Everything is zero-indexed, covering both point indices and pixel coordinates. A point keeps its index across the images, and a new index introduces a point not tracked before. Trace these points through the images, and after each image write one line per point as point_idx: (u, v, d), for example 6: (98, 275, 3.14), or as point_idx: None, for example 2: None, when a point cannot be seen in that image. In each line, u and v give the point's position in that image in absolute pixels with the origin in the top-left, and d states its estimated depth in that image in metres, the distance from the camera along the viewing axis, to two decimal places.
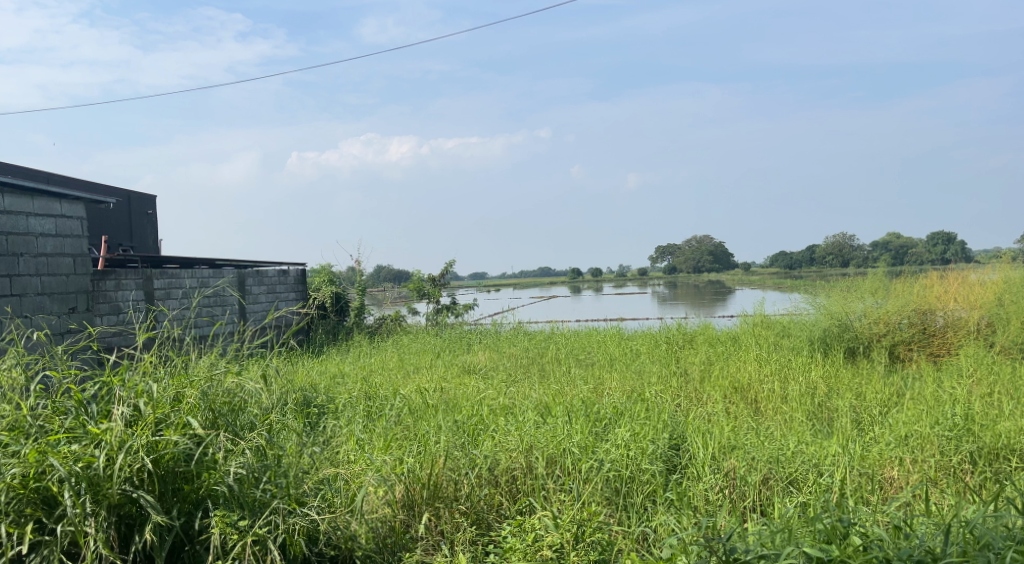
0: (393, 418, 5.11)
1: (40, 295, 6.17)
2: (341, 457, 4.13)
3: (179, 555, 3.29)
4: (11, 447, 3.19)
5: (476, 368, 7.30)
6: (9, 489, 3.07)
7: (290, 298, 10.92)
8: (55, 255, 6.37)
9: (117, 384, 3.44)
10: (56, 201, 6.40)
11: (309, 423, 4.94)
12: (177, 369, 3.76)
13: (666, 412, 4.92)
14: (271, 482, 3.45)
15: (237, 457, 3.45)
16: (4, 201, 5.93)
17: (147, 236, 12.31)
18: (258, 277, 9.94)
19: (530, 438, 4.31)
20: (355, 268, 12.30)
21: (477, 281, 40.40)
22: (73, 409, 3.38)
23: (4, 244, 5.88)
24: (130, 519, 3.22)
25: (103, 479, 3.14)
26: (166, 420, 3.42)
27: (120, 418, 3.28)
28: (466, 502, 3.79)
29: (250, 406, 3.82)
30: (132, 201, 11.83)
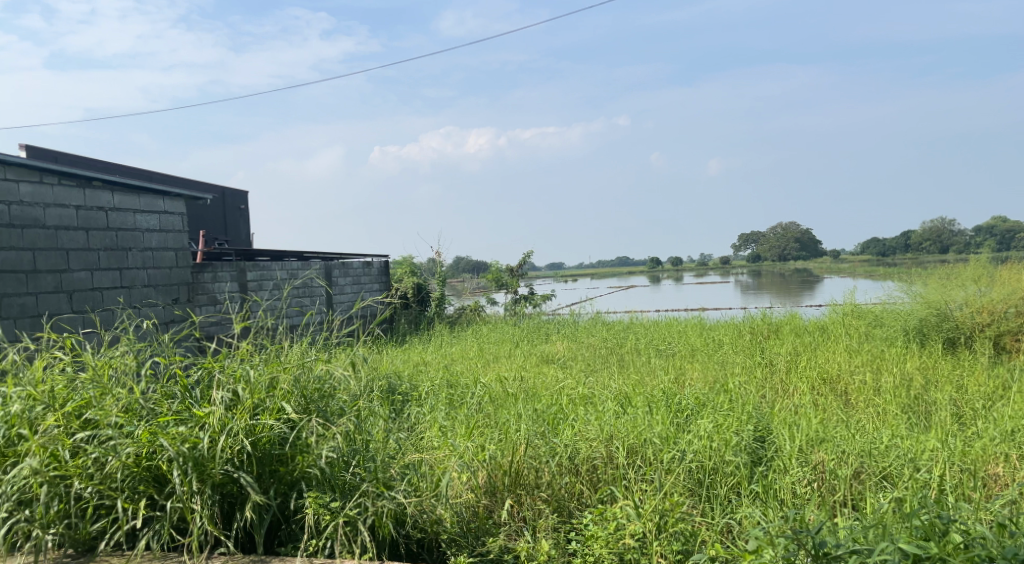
0: (475, 405, 5.21)
1: (146, 286, 6.87)
2: (426, 443, 4.26)
3: (277, 533, 3.48)
4: (124, 428, 3.40)
5: (555, 357, 7.36)
6: (124, 467, 3.30)
7: (374, 289, 11.21)
8: (159, 249, 7.05)
9: (218, 370, 3.66)
10: (159, 198, 7.06)
11: (395, 409, 5.11)
12: (271, 356, 3.95)
13: (751, 403, 4.84)
14: (360, 466, 3.59)
15: (329, 440, 3.57)
16: (114, 200, 6.60)
17: (240, 229, 12.85)
18: (344, 268, 10.24)
19: (611, 428, 4.32)
20: (435, 259, 12.52)
21: (559, 273, 39.95)
22: (178, 394, 3.61)
23: (115, 240, 6.57)
24: (232, 497, 3.40)
25: (208, 459, 3.32)
26: (263, 405, 3.60)
27: (221, 402, 3.48)
28: (548, 489, 3.82)
29: (340, 393, 3.96)
30: (226, 196, 12.36)
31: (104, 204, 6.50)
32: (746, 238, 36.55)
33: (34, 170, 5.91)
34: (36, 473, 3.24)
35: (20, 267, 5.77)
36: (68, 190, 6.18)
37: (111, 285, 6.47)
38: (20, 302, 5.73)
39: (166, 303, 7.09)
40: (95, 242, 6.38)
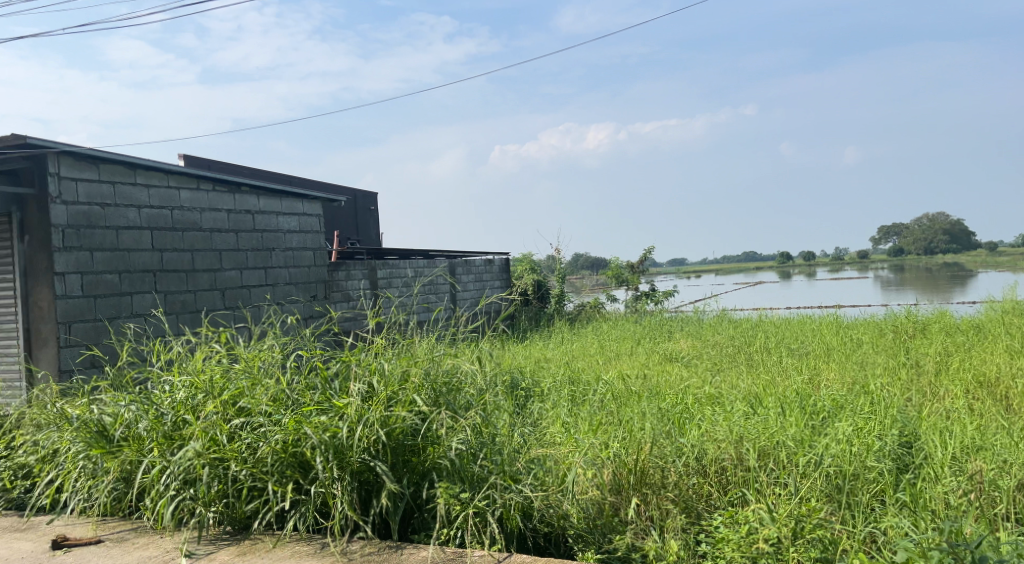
0: (597, 403, 5.19)
1: (288, 284, 7.34)
2: (549, 438, 4.27)
3: (410, 521, 3.58)
4: (274, 417, 3.64)
5: (680, 355, 7.22)
6: (273, 452, 3.49)
7: (496, 286, 11.37)
8: (299, 249, 7.52)
9: (354, 363, 3.84)
10: (299, 200, 7.54)
11: (518, 404, 5.16)
12: (403, 350, 4.09)
13: (895, 406, 4.55)
14: (487, 459, 3.67)
15: (458, 433, 3.66)
16: (260, 203, 7.09)
17: (369, 229, 13.36)
18: (467, 266, 10.45)
19: (740, 430, 4.19)
20: (556, 255, 12.62)
21: (683, 269, 39.04)
22: (319, 385, 3.82)
23: (261, 241, 7.07)
24: (369, 485, 3.53)
25: (346, 447, 3.46)
26: (396, 397, 3.72)
27: (358, 394, 3.64)
28: (675, 490, 3.70)
29: (467, 387, 4.05)
30: (357, 198, 12.89)
31: (251, 207, 6.98)
32: (887, 231, 34.51)
33: (192, 178, 6.42)
34: (199, 455, 3.52)
35: (182, 266, 6.27)
36: (220, 195, 6.67)
37: (257, 283, 6.98)
38: (181, 298, 6.24)
39: (305, 298, 7.54)
40: (243, 243, 6.88)
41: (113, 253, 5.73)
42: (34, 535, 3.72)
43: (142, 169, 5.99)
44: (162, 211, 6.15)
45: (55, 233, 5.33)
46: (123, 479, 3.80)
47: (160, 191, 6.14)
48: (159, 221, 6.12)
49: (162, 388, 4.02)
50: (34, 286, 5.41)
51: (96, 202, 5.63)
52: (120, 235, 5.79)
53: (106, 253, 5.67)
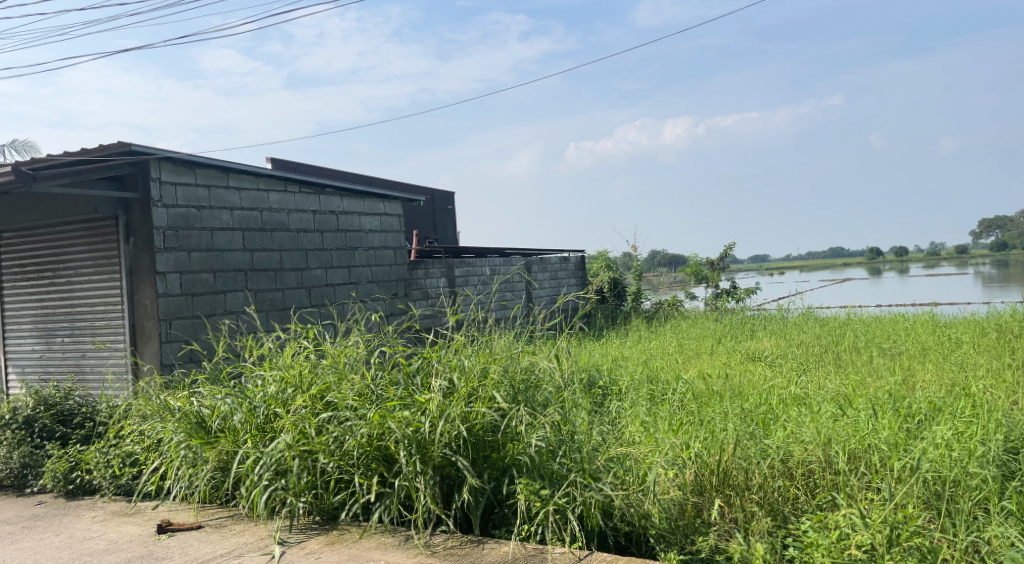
0: (677, 402, 5.09)
1: (370, 282, 7.50)
2: (629, 437, 4.22)
3: (491, 517, 3.60)
4: (359, 411, 3.72)
5: (763, 354, 7.02)
6: (359, 446, 3.57)
7: (571, 284, 11.33)
8: (381, 248, 7.67)
9: (435, 359, 3.88)
10: (380, 200, 7.69)
11: (596, 403, 5.12)
12: (483, 347, 4.11)
13: (999, 410, 4.30)
14: (567, 457, 3.62)
15: (538, 430, 3.65)
16: (344, 203, 7.26)
17: (447, 228, 13.51)
18: (542, 264, 10.46)
19: (829, 432, 4.03)
20: (632, 252, 12.49)
21: (766, 266, 37.97)
22: (402, 380, 3.89)
23: (344, 240, 7.24)
24: (451, 479, 3.57)
25: (429, 442, 3.51)
26: (476, 393, 3.75)
27: (439, 390, 3.69)
28: (760, 492, 3.59)
29: (546, 384, 4.04)
30: (435, 198, 13.06)
31: (335, 208, 7.16)
32: (989, 224, 32.70)
33: (280, 181, 6.62)
34: (289, 447, 3.62)
35: (271, 265, 6.47)
36: (305, 196, 6.86)
37: (341, 282, 7.15)
38: (270, 296, 6.44)
39: (387, 296, 7.68)
40: (328, 242, 7.05)
41: (208, 253, 5.96)
42: (140, 520, 3.92)
43: (234, 173, 6.22)
44: (253, 212, 6.36)
45: (156, 234, 5.59)
46: (220, 468, 3.96)
47: (251, 193, 6.36)
48: (250, 223, 6.33)
49: (255, 382, 4.17)
50: (137, 284, 5.69)
51: (192, 205, 5.87)
52: (214, 236, 6.02)
53: (202, 254, 5.90)
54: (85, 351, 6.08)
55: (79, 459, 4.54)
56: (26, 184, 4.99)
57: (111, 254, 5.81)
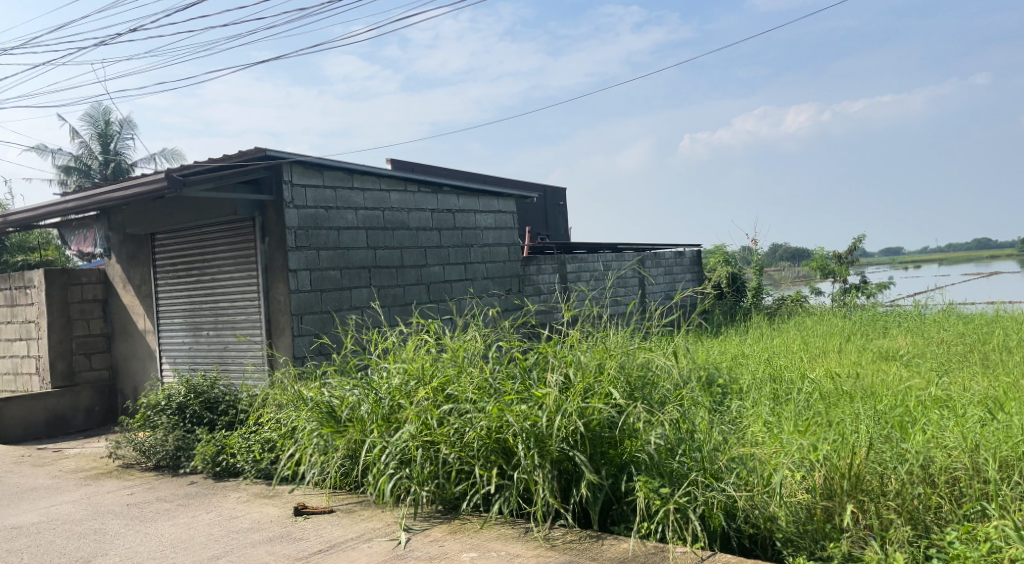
0: (803, 402, 4.92)
1: (486, 278, 7.63)
2: (753, 437, 4.11)
3: (609, 512, 3.60)
4: (478, 403, 3.81)
5: (898, 353, 6.65)
6: (479, 437, 3.66)
7: (688, 280, 11.11)
8: (495, 245, 7.79)
9: (551, 354, 3.93)
10: (494, 198, 7.82)
11: (716, 401, 5.02)
12: (599, 342, 4.12)
13: None
14: (686, 455, 3.57)
15: (656, 427, 3.61)
16: (460, 202, 7.43)
17: (560, 225, 13.56)
18: (657, 259, 10.34)
19: (976, 437, 3.78)
20: (751, 246, 12.13)
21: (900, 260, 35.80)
22: (518, 374, 3.96)
23: (461, 237, 7.40)
24: (568, 474, 3.59)
25: (546, 435, 3.55)
26: (592, 389, 3.76)
27: (556, 384, 3.74)
28: (897, 498, 3.40)
29: (664, 381, 4.00)
30: (547, 194, 13.14)
31: (452, 206, 7.34)
32: None
33: (401, 181, 6.85)
34: (413, 437, 3.79)
35: (393, 262, 6.70)
36: (424, 195, 7.07)
37: (458, 278, 7.32)
38: (392, 292, 6.67)
39: (502, 292, 7.80)
40: (445, 240, 7.24)
41: (336, 251, 6.24)
42: (279, 502, 4.18)
43: (358, 174, 6.49)
44: (376, 212, 6.61)
45: (288, 234, 5.91)
46: (349, 456, 4.17)
47: (374, 194, 6.62)
48: (373, 222, 6.59)
49: (380, 374, 4.35)
50: (272, 281, 6.04)
51: (321, 205, 6.17)
52: (341, 235, 6.30)
53: (329, 252, 6.19)
54: (228, 343, 6.51)
55: (225, 443, 4.89)
56: (176, 190, 5.39)
57: (249, 253, 6.19)
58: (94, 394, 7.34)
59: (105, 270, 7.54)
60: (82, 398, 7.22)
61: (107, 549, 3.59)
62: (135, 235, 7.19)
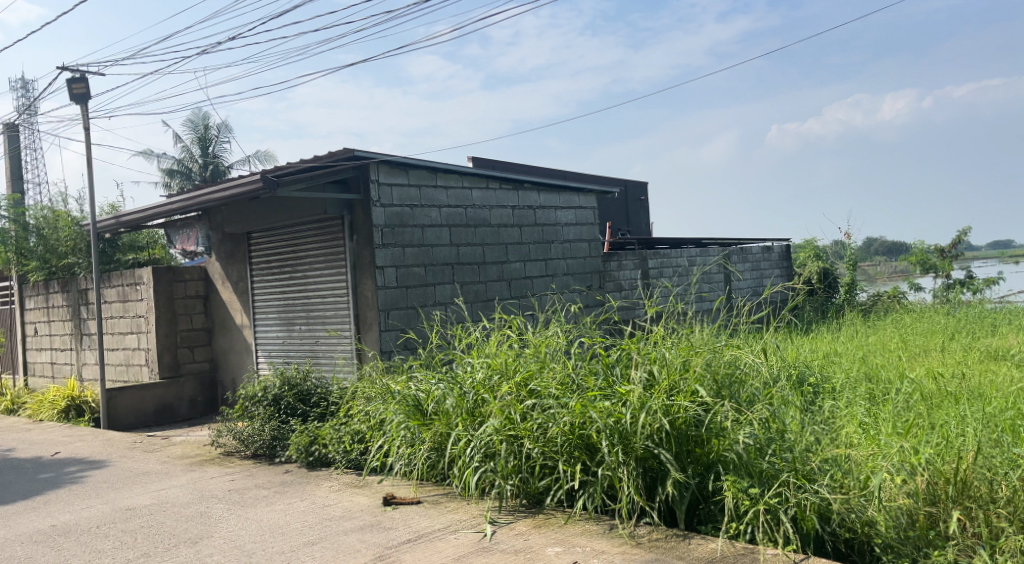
0: (902, 403, 4.73)
1: (567, 274, 7.64)
2: (849, 439, 3.98)
3: (696, 512, 3.56)
4: (561, 399, 3.82)
5: (1007, 353, 6.31)
6: (562, 433, 3.68)
7: (777, 275, 10.82)
8: (576, 241, 7.79)
9: (635, 351, 3.91)
10: (575, 194, 7.81)
11: (808, 400, 4.88)
12: (684, 339, 4.07)
13: None
14: (777, 455, 3.49)
15: (745, 426, 3.55)
16: (541, 198, 7.46)
17: (642, 220, 13.42)
18: (743, 255, 10.13)
19: None
20: (845, 240, 11.71)
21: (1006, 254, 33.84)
22: (601, 371, 3.95)
23: (542, 234, 7.43)
24: (653, 472, 3.56)
25: (631, 433, 3.54)
26: (677, 386, 3.72)
27: (640, 381, 3.72)
28: (1008, 507, 3.24)
29: (752, 379, 3.92)
30: (629, 189, 13.03)
31: (533, 203, 7.37)
32: None
33: (483, 178, 6.92)
34: (497, 431, 3.84)
35: (475, 259, 6.79)
36: (505, 192, 7.12)
37: (539, 274, 7.35)
38: (475, 288, 6.76)
39: (583, 288, 7.79)
40: (527, 236, 7.28)
41: (420, 248, 6.36)
42: (369, 492, 4.30)
43: (442, 172, 6.59)
44: (458, 209, 6.71)
45: (375, 232, 6.06)
46: (435, 448, 4.26)
47: (457, 191, 6.71)
48: (456, 219, 6.69)
49: (464, 368, 4.42)
50: (359, 277, 6.21)
51: (406, 204, 6.31)
52: (425, 232, 6.42)
53: (414, 249, 6.32)
54: (319, 338, 6.73)
55: (317, 434, 5.06)
56: (271, 190, 5.61)
57: (338, 250, 6.37)
58: (198, 384, 7.72)
59: (205, 267, 7.90)
60: (186, 388, 7.61)
61: (211, 532, 3.78)
62: (233, 234, 7.52)
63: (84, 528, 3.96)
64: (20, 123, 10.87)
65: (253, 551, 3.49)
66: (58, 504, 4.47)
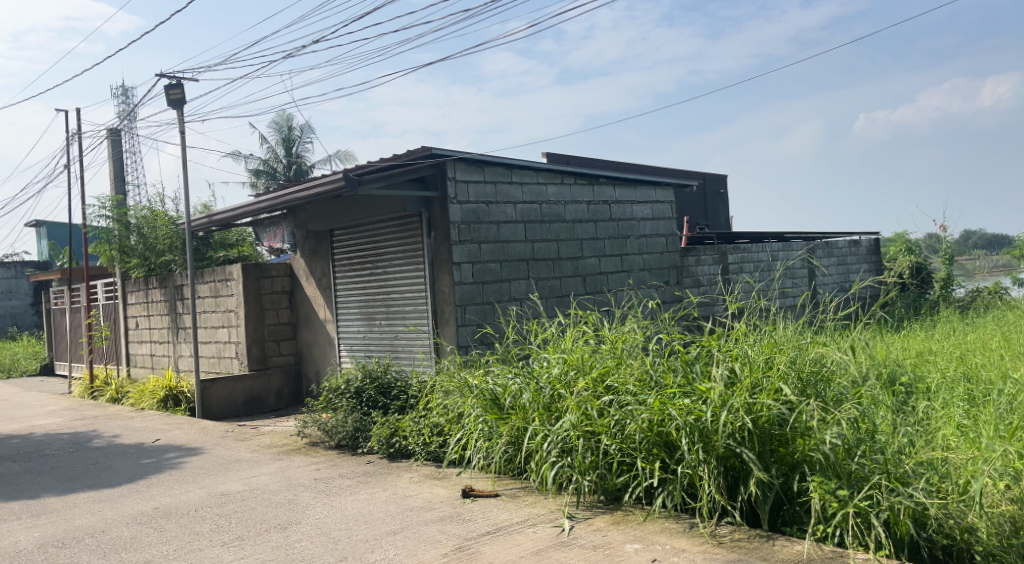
0: (1004, 405, 4.50)
1: (643, 270, 7.56)
2: (945, 442, 3.81)
3: (780, 513, 3.48)
4: (639, 396, 3.79)
5: None
6: (640, 430, 3.65)
7: (865, 270, 10.45)
8: (652, 236, 7.69)
9: (715, 348, 3.84)
10: (651, 188, 7.72)
11: (900, 399, 4.70)
12: (766, 336, 3.98)
13: None
14: (867, 457, 3.36)
15: (833, 425, 3.41)
16: (617, 193, 7.41)
17: (721, 214, 13.15)
18: (828, 249, 9.81)
19: None
20: (940, 234, 11.19)
21: None
22: (680, 368, 3.88)
23: (618, 229, 7.37)
24: (735, 471, 3.50)
25: (711, 431, 3.47)
26: (761, 384, 3.64)
27: (721, 379, 3.66)
28: None
29: (841, 378, 3.77)
30: (707, 182, 12.80)
31: (609, 198, 7.33)
32: None
33: (558, 174, 6.92)
34: (575, 427, 3.83)
35: (550, 255, 6.79)
36: (581, 188, 7.10)
37: (614, 270, 7.30)
38: (550, 284, 6.76)
39: (660, 283, 7.69)
40: (602, 231, 7.23)
41: (496, 245, 6.40)
42: (449, 484, 4.36)
43: (517, 169, 6.61)
44: (534, 205, 6.72)
45: (452, 229, 6.13)
46: (513, 442, 4.29)
47: (532, 187, 6.73)
48: (531, 215, 6.70)
49: (540, 363, 4.43)
50: (437, 274, 6.29)
51: (482, 200, 6.36)
52: (500, 229, 6.46)
53: (489, 245, 6.36)
54: (398, 332, 6.86)
55: (398, 426, 5.16)
56: (352, 189, 5.74)
57: (417, 247, 6.48)
58: (284, 376, 7.97)
59: (291, 264, 8.16)
60: (273, 380, 7.87)
61: (300, 518, 3.91)
62: (317, 231, 7.73)
63: (183, 510, 4.16)
64: (120, 128, 11.45)
65: (339, 538, 3.59)
66: (159, 488, 4.70)
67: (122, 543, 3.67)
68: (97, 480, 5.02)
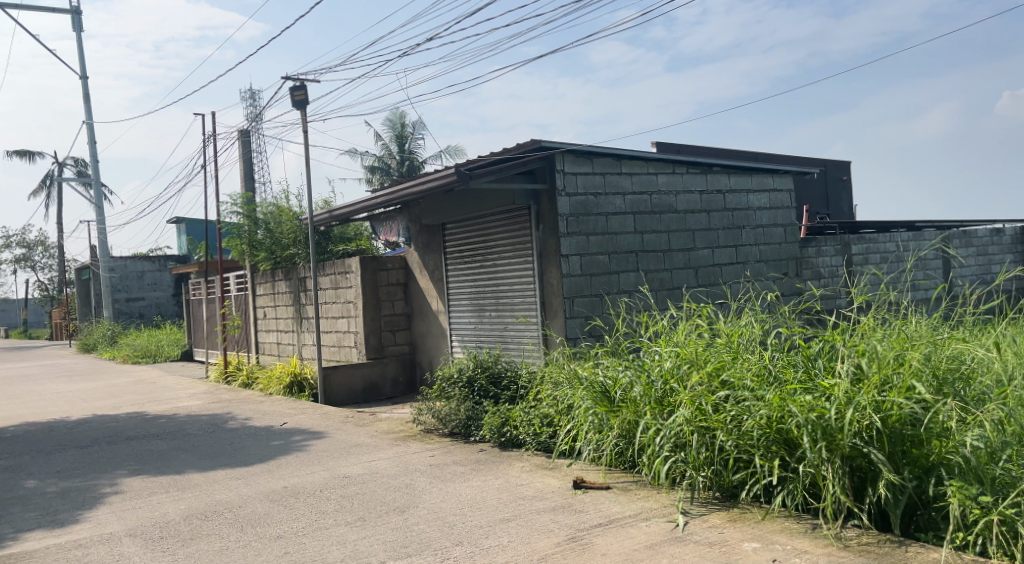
0: None
1: (760, 261, 7.29)
2: None
3: (914, 518, 3.28)
4: (757, 392, 3.64)
5: None
6: (758, 426, 3.51)
7: (1009, 260, 9.68)
8: (770, 226, 7.41)
9: (840, 343, 3.65)
10: (769, 176, 7.44)
11: None
12: (897, 331, 3.74)
13: None
14: (1014, 462, 3.12)
15: (974, 427, 3.19)
16: (731, 181, 7.18)
17: (844, 202, 12.53)
18: (965, 239, 9.16)
19: None
20: None
21: None
22: (801, 363, 3.76)
23: (732, 219, 7.14)
24: (862, 472, 3.31)
25: (836, 429, 3.29)
26: (891, 381, 3.41)
27: (847, 375, 3.47)
28: None
29: (981, 376, 3.52)
30: (828, 169, 12.21)
31: (723, 187, 7.11)
32: None
33: (669, 163, 6.77)
34: (688, 422, 3.73)
35: (660, 247, 6.65)
36: (693, 177, 6.92)
37: (729, 261, 7.07)
38: (660, 276, 6.62)
39: (778, 275, 7.40)
40: (715, 222, 7.02)
41: (604, 237, 6.33)
42: (560, 474, 4.35)
43: (626, 159, 6.52)
44: (643, 196, 6.60)
45: (560, 221, 6.11)
46: (624, 435, 4.24)
47: (642, 177, 6.61)
48: (641, 206, 6.59)
49: (651, 356, 4.35)
50: (546, 266, 6.29)
51: (590, 191, 6.29)
52: (609, 221, 6.38)
53: (597, 237, 6.30)
54: (508, 324, 6.91)
55: (509, 416, 5.19)
56: (463, 183, 5.81)
57: (526, 239, 6.49)
58: (399, 365, 8.20)
59: (406, 257, 8.37)
60: (389, 368, 8.10)
61: (417, 502, 4.00)
62: (429, 225, 7.89)
63: (309, 490, 4.34)
64: (249, 129, 12.08)
65: (455, 523, 3.64)
66: (288, 468, 4.93)
67: (256, 518, 3.86)
68: (232, 459, 5.31)
